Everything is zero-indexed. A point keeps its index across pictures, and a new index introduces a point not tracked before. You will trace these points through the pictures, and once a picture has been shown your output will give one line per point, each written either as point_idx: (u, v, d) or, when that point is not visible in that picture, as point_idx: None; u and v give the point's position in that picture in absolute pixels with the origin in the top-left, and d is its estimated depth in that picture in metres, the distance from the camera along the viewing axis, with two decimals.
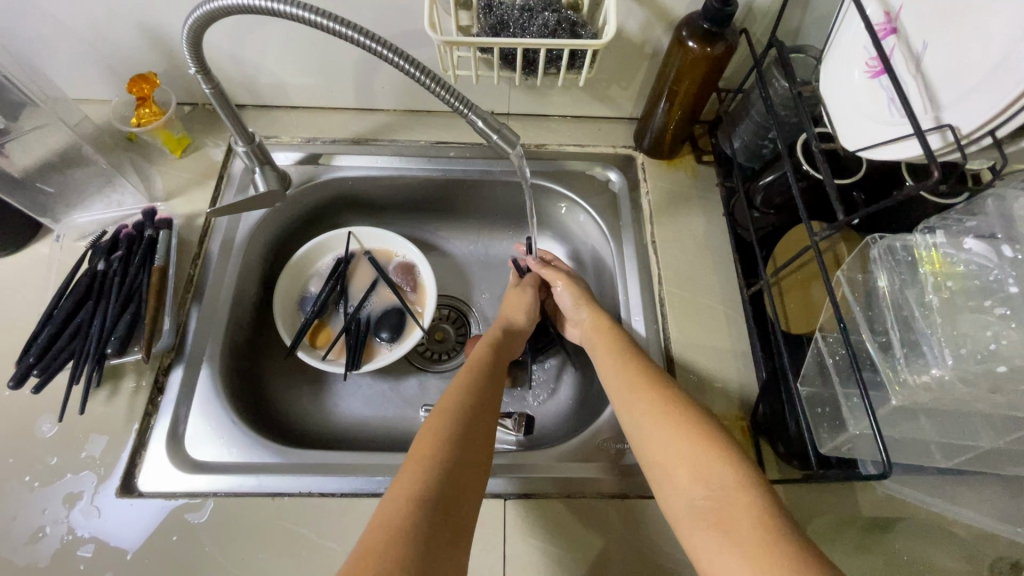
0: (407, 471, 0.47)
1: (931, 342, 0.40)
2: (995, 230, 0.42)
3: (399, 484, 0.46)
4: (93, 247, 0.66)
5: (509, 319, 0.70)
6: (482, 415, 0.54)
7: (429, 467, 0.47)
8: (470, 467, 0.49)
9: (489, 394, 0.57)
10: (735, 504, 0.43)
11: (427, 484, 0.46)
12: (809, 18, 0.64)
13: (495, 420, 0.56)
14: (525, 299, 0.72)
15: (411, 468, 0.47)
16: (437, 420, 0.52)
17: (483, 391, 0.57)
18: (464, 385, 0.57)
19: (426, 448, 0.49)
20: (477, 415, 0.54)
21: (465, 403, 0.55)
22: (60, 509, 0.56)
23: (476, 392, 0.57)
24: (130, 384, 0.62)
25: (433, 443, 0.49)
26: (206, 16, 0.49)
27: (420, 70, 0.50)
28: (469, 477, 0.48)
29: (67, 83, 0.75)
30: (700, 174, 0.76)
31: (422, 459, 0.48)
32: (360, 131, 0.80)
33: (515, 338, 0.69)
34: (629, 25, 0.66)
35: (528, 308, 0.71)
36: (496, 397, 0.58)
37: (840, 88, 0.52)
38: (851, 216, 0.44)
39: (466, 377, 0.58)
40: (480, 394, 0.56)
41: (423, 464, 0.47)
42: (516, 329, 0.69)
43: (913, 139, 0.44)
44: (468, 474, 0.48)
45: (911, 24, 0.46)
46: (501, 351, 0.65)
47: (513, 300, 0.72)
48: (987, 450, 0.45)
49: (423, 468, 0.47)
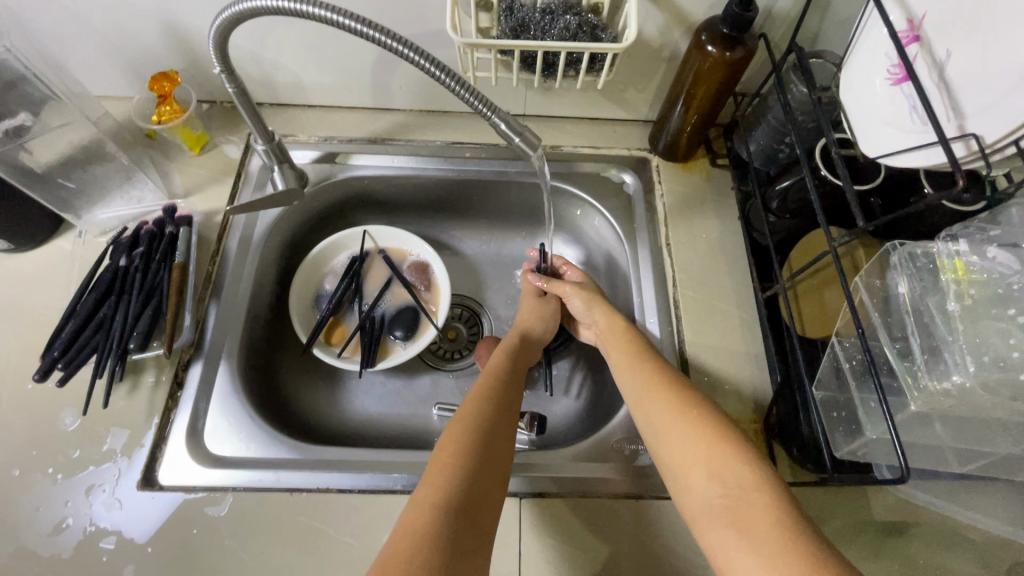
0: (427, 480, 0.48)
1: (952, 349, 0.41)
2: (1018, 240, 0.43)
3: (420, 492, 0.47)
4: (114, 243, 0.67)
5: (527, 326, 0.70)
6: (500, 422, 0.55)
7: (448, 476, 0.48)
8: (489, 474, 0.49)
9: (505, 401, 0.58)
10: (753, 505, 0.44)
11: (447, 492, 0.46)
12: (828, 23, 0.64)
13: (512, 424, 0.56)
14: (544, 307, 0.72)
15: (431, 477, 0.48)
16: (455, 429, 0.53)
17: (499, 399, 0.57)
18: (480, 392, 0.58)
19: (445, 457, 0.49)
20: (494, 424, 0.54)
21: (481, 411, 0.55)
22: (82, 501, 0.56)
23: (493, 398, 0.57)
24: (150, 379, 0.63)
25: (451, 451, 0.50)
26: (233, 18, 0.49)
27: (444, 73, 0.50)
28: (488, 485, 0.49)
29: (89, 80, 0.76)
30: (715, 177, 0.76)
31: (442, 467, 0.48)
32: (377, 130, 0.80)
33: (532, 344, 0.69)
34: (648, 28, 0.66)
35: (544, 317, 0.72)
36: (513, 402, 0.59)
37: (862, 95, 0.53)
38: (869, 223, 0.45)
39: (483, 385, 0.59)
40: (496, 401, 0.57)
41: (442, 472, 0.48)
42: (534, 335, 0.70)
43: (936, 147, 0.44)
44: (487, 481, 0.49)
45: (934, 33, 0.46)
46: (517, 358, 0.65)
47: (530, 308, 0.72)
48: (1003, 457, 0.45)
49: (443, 476, 0.47)
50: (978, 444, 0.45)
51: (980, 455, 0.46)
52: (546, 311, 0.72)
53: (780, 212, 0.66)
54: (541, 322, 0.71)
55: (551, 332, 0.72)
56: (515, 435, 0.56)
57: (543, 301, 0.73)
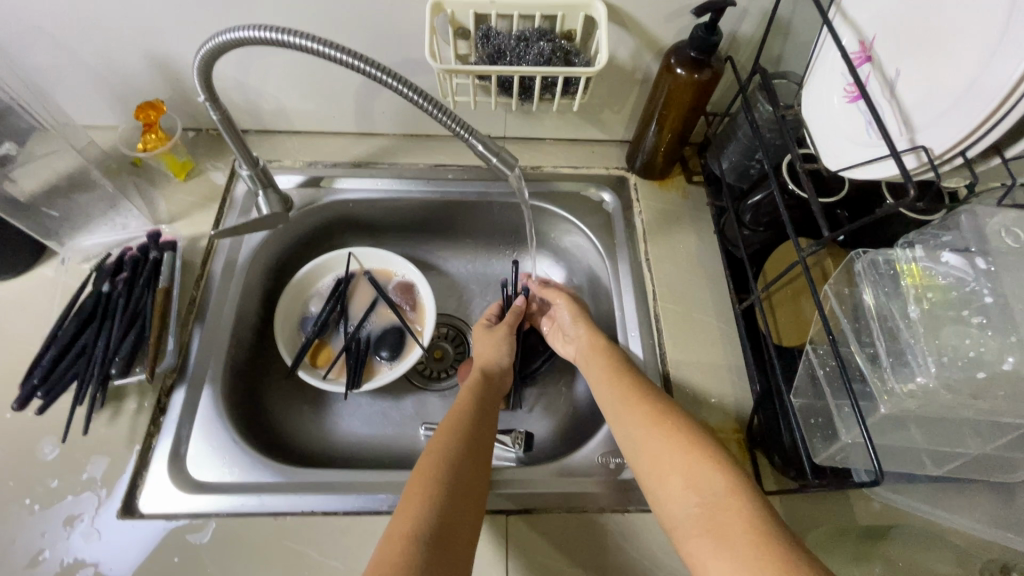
0: (401, 510, 0.48)
1: (916, 352, 0.42)
2: (969, 244, 0.45)
3: (393, 524, 0.47)
4: (97, 269, 0.67)
5: (484, 362, 0.70)
6: (471, 447, 0.56)
7: (422, 505, 0.48)
8: (462, 499, 0.50)
9: (478, 427, 0.59)
10: (727, 509, 0.44)
11: (421, 521, 0.47)
12: (789, 46, 0.67)
13: (486, 448, 0.57)
14: (495, 339, 0.73)
15: (404, 507, 0.48)
16: (427, 459, 0.53)
17: (472, 424, 0.58)
18: (454, 420, 0.58)
19: (418, 487, 0.50)
20: (467, 449, 0.55)
21: (453, 438, 0.56)
22: (60, 531, 0.56)
23: (464, 426, 0.58)
24: (132, 406, 0.62)
25: (425, 479, 0.51)
26: (217, 48, 0.51)
27: (421, 96, 0.52)
28: (463, 510, 0.50)
29: (75, 111, 0.77)
30: (691, 194, 0.78)
31: (414, 498, 0.49)
32: (360, 154, 0.82)
33: (495, 376, 0.69)
34: (620, 52, 0.69)
35: (499, 343, 0.72)
36: (486, 427, 0.60)
37: (822, 112, 0.55)
38: (836, 232, 0.46)
39: (456, 413, 0.60)
40: (468, 427, 0.58)
41: (417, 501, 0.48)
42: (494, 367, 0.70)
43: (889, 160, 0.46)
44: (462, 506, 0.50)
45: (883, 54, 0.50)
46: (489, 385, 0.66)
47: (484, 344, 0.73)
48: (973, 455, 0.47)
49: (416, 506, 0.48)
50: (949, 445, 0.46)
51: (953, 456, 0.48)
52: (497, 338, 0.73)
53: (753, 225, 0.68)
54: (497, 350, 0.71)
55: (512, 355, 0.72)
56: (490, 457, 0.57)
57: (493, 331, 0.74)
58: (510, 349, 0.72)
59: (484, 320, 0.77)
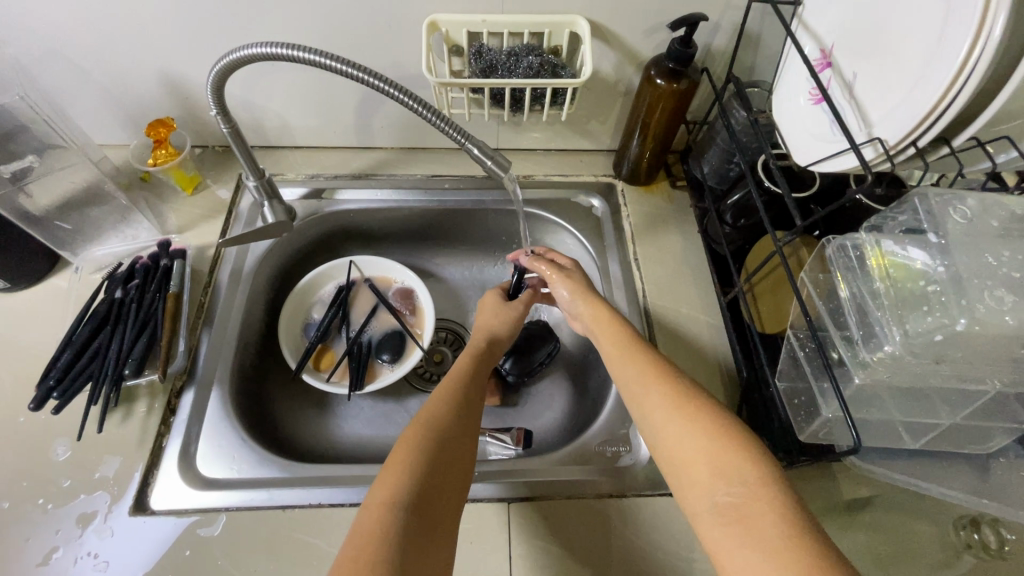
0: (382, 477, 0.50)
1: (882, 325, 0.46)
2: (920, 224, 0.49)
3: (374, 491, 0.49)
4: (109, 277, 0.70)
5: (487, 330, 0.72)
6: (460, 423, 0.57)
7: (401, 473, 0.50)
8: (444, 471, 0.52)
9: (468, 404, 0.60)
10: (758, 502, 0.45)
11: (399, 488, 0.49)
12: (760, 57, 0.73)
13: (473, 425, 0.58)
14: (502, 313, 0.73)
15: (386, 475, 0.50)
16: (413, 430, 0.55)
17: (460, 398, 0.60)
18: (445, 394, 0.60)
19: (401, 456, 0.51)
20: (455, 424, 0.56)
21: (441, 411, 0.57)
22: (73, 529, 0.57)
23: (454, 402, 0.59)
24: (142, 407, 0.65)
25: (408, 450, 0.52)
26: (231, 65, 0.55)
27: (422, 106, 0.56)
28: (444, 482, 0.51)
29: (88, 130, 0.81)
30: (675, 198, 0.83)
31: (395, 467, 0.50)
32: (360, 166, 0.86)
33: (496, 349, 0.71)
34: (603, 66, 0.74)
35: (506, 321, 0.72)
36: (476, 405, 0.61)
37: (791, 113, 0.60)
38: (805, 222, 0.50)
39: (447, 388, 0.61)
40: (459, 403, 0.59)
41: (399, 470, 0.50)
42: (495, 341, 0.71)
43: (850, 153, 0.51)
44: (444, 480, 0.51)
45: (841, 59, 0.55)
46: (482, 360, 0.67)
47: (489, 313, 0.73)
48: (945, 425, 0.50)
49: (397, 474, 0.50)
50: (921, 415, 0.50)
51: (928, 427, 0.51)
52: (504, 314, 0.73)
53: (734, 224, 0.73)
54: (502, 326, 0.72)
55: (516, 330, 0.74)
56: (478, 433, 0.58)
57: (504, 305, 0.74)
58: (515, 325, 0.73)
59: (495, 291, 0.76)
